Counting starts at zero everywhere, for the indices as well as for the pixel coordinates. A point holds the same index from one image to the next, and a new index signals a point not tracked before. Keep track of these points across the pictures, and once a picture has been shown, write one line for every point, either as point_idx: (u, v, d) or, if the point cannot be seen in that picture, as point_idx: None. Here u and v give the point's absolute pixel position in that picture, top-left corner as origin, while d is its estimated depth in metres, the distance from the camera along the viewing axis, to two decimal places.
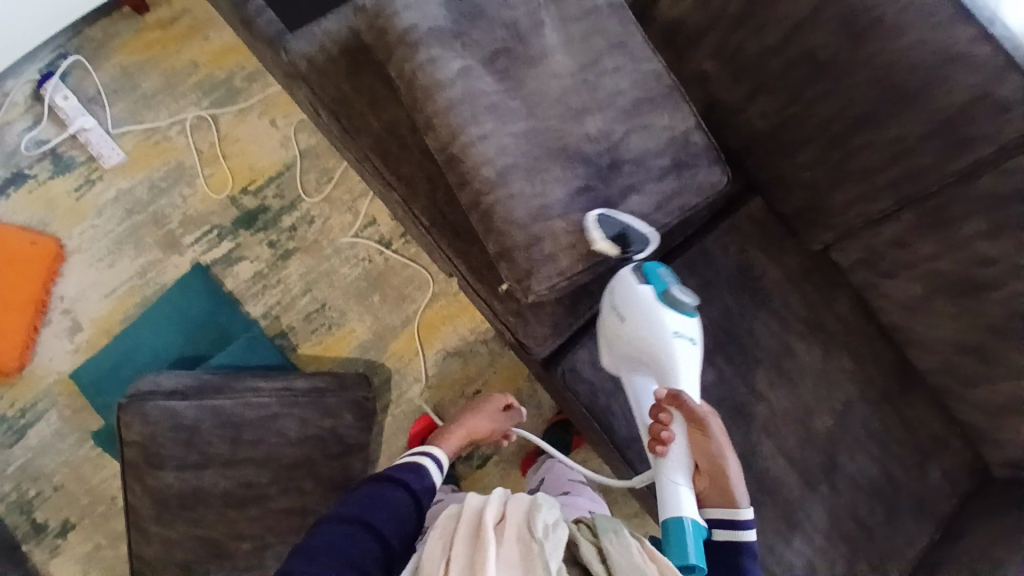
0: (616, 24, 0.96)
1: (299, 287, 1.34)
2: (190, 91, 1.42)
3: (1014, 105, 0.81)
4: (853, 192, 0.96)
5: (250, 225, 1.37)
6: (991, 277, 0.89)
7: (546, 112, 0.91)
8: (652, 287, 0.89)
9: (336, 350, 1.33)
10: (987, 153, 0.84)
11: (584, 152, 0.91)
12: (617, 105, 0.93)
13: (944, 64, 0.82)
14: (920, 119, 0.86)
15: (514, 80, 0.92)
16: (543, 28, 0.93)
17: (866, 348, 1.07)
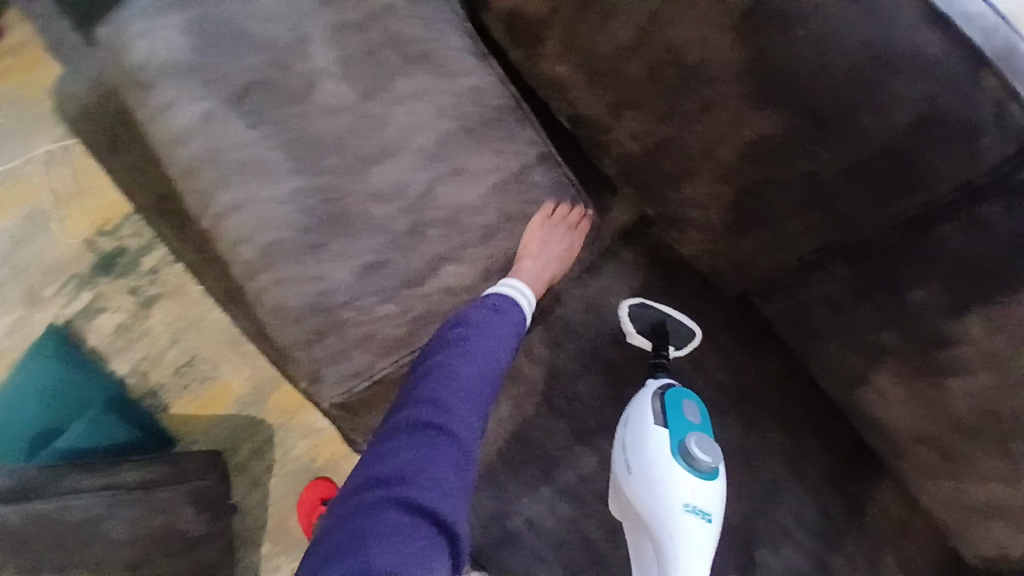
0: (418, 24, 0.73)
1: (166, 338, 1.19)
2: (42, 121, 1.26)
3: (985, 127, 0.52)
4: (761, 239, 0.70)
5: (108, 269, 1.21)
6: (953, 362, 0.64)
7: (317, 165, 0.68)
8: (670, 434, 0.76)
9: (212, 407, 1.18)
10: (939, 199, 0.57)
11: (372, 217, 0.70)
12: (414, 147, 0.71)
13: (868, 68, 0.53)
14: (839, 153, 0.58)
15: (270, 123, 0.66)
16: (310, 45, 0.68)
17: (795, 413, 0.86)
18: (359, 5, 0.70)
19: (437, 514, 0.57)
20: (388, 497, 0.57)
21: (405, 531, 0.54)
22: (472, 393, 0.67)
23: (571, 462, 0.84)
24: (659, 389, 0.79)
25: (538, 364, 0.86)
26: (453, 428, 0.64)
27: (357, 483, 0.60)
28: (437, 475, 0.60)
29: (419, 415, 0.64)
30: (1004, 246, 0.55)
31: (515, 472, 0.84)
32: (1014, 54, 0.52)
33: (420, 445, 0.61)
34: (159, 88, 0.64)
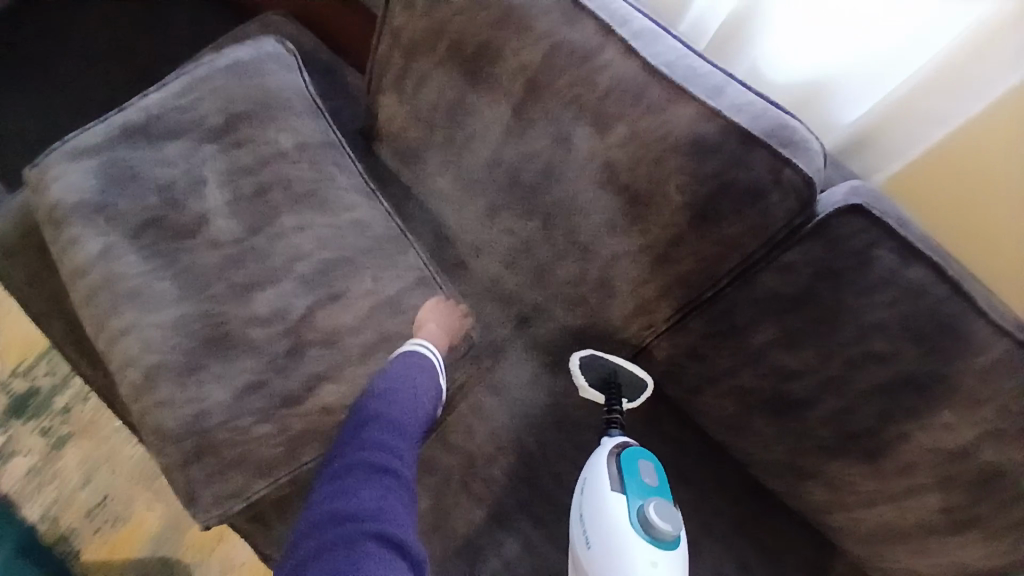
0: (307, 169, 0.84)
1: (78, 478, 1.14)
2: None
3: (767, 187, 0.66)
4: (625, 307, 0.79)
5: (19, 412, 1.17)
6: (803, 393, 0.73)
7: (201, 293, 0.78)
8: (628, 498, 0.74)
9: (123, 549, 1.11)
10: (752, 250, 0.69)
11: (250, 339, 0.77)
12: (294, 274, 0.80)
13: (666, 155, 0.67)
14: (665, 220, 0.70)
15: (162, 256, 0.79)
16: (203, 188, 0.81)
17: (701, 470, 0.90)
18: (253, 152, 0.83)
19: (407, 545, 0.60)
20: (361, 532, 0.59)
21: (387, 564, 0.57)
22: (409, 430, 0.71)
23: (494, 546, 0.84)
24: (614, 452, 0.78)
25: (454, 451, 0.88)
26: (399, 467, 0.67)
27: (317, 525, 0.60)
28: (400, 512, 0.63)
29: (372, 455, 0.66)
30: (807, 282, 0.68)
31: (437, 566, 0.83)
32: (778, 132, 0.67)
33: (377, 484, 0.64)
34: (71, 225, 0.79)
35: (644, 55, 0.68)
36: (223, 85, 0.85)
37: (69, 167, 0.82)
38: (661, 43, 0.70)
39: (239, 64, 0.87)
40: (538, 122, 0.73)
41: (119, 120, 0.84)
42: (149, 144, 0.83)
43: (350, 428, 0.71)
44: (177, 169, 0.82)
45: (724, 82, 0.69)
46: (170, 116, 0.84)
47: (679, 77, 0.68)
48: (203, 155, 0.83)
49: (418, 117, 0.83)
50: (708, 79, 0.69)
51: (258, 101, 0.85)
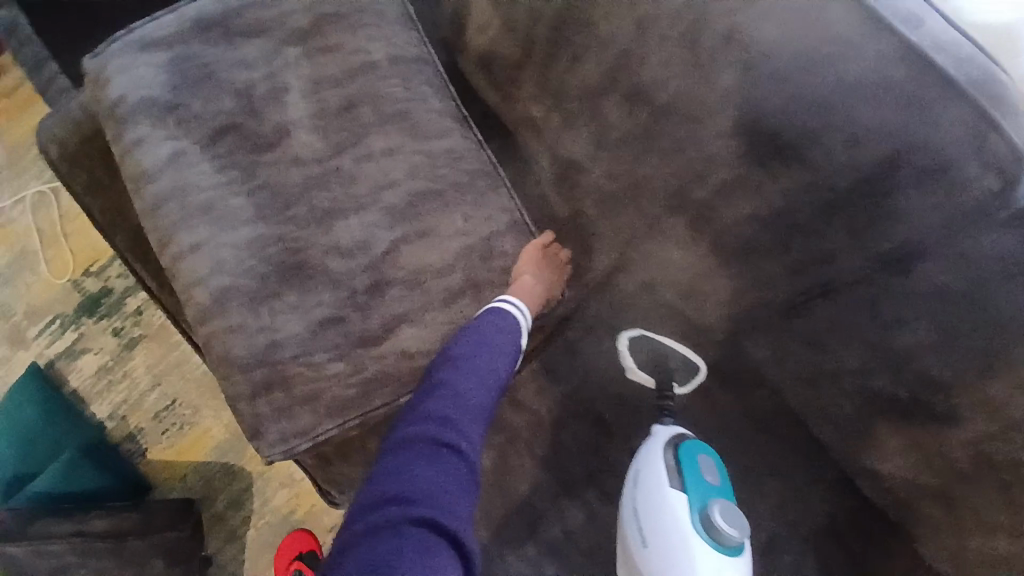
0: (399, 86, 0.75)
1: (147, 381, 1.17)
2: (33, 166, 1.28)
3: (961, 155, 0.51)
4: (739, 280, 0.67)
5: (92, 312, 1.20)
6: (949, 408, 0.60)
7: (279, 213, 0.70)
8: (688, 498, 0.67)
9: (191, 453, 1.14)
10: (921, 236, 0.55)
11: (331, 270, 0.70)
12: (382, 203, 0.72)
13: (828, 104, 0.53)
14: (812, 186, 0.56)
15: (238, 166, 0.71)
16: (285, 96, 0.73)
17: (793, 464, 0.80)
18: (342, 62, 0.74)
19: (460, 536, 0.53)
20: (409, 515, 0.52)
21: (434, 554, 0.50)
22: (477, 404, 0.64)
23: (557, 514, 0.79)
24: (669, 445, 0.70)
25: (522, 410, 0.83)
26: (464, 445, 0.60)
27: (365, 501, 0.55)
28: (458, 496, 0.56)
29: (434, 428, 0.60)
30: (986, 281, 0.54)
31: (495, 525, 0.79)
32: (986, 85, 0.52)
33: (435, 462, 0.57)
34: (133, 127, 0.72)
35: None
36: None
37: (133, 60, 0.73)
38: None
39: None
40: (667, 50, 0.60)
41: (191, 10, 0.74)
42: (224, 40, 0.73)
43: (416, 396, 0.65)
44: (258, 72, 0.73)
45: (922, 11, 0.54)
46: (249, 10, 0.74)
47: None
48: (284, 59, 0.73)
49: (516, 32, 0.71)
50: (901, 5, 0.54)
51: (345, 6, 0.75)
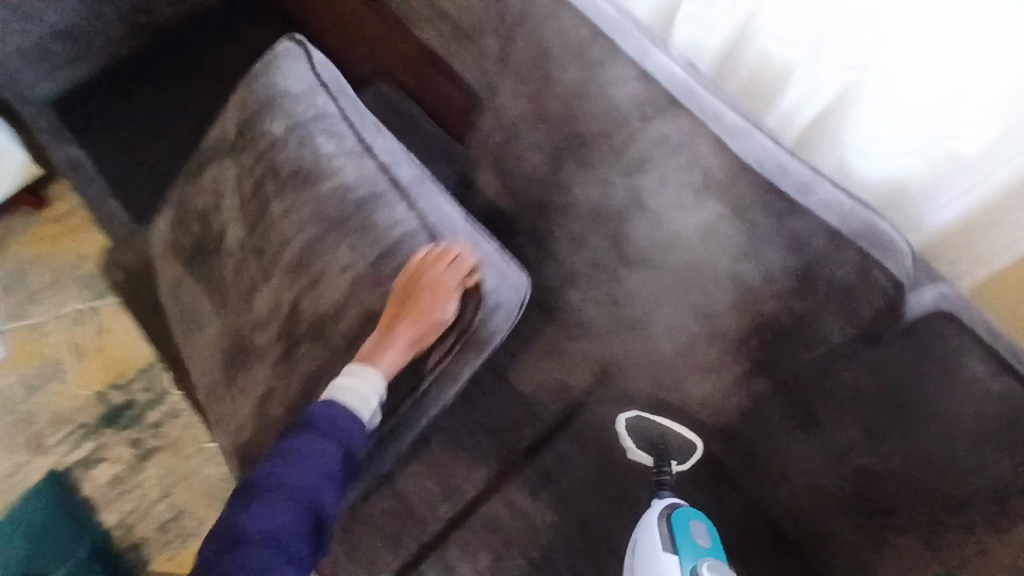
0: (296, 149, 0.82)
1: (157, 491, 1.24)
2: (77, 284, 1.43)
3: (853, 284, 0.65)
4: (705, 385, 0.81)
5: (113, 422, 1.29)
6: (881, 493, 0.72)
7: (222, 304, 0.87)
8: (681, 559, 0.73)
9: (190, 566, 1.19)
10: (837, 347, 0.69)
11: (255, 344, 0.84)
12: (282, 263, 0.81)
13: (750, 248, 0.69)
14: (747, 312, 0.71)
15: (200, 279, 0.90)
16: (220, 201, 0.88)
17: (762, 561, 0.87)
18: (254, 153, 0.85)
19: None
20: None
21: None
22: (300, 480, 0.68)
23: None
24: (663, 515, 0.78)
25: (513, 512, 0.89)
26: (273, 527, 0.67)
27: None
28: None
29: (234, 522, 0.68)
30: (892, 386, 0.67)
31: None
32: (869, 233, 0.66)
33: (257, 557, 0.65)
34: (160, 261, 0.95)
35: (734, 148, 0.69)
36: (285, 90, 0.85)
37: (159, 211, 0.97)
38: (751, 139, 0.70)
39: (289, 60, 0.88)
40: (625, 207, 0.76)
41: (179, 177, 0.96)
42: (189, 180, 0.93)
43: (252, 484, 0.70)
44: (251, 185, 0.85)
45: (812, 176, 0.69)
46: (203, 150, 0.93)
47: (767, 172, 0.67)
48: (222, 168, 0.89)
49: (512, 188, 0.89)
50: (791, 175, 0.68)
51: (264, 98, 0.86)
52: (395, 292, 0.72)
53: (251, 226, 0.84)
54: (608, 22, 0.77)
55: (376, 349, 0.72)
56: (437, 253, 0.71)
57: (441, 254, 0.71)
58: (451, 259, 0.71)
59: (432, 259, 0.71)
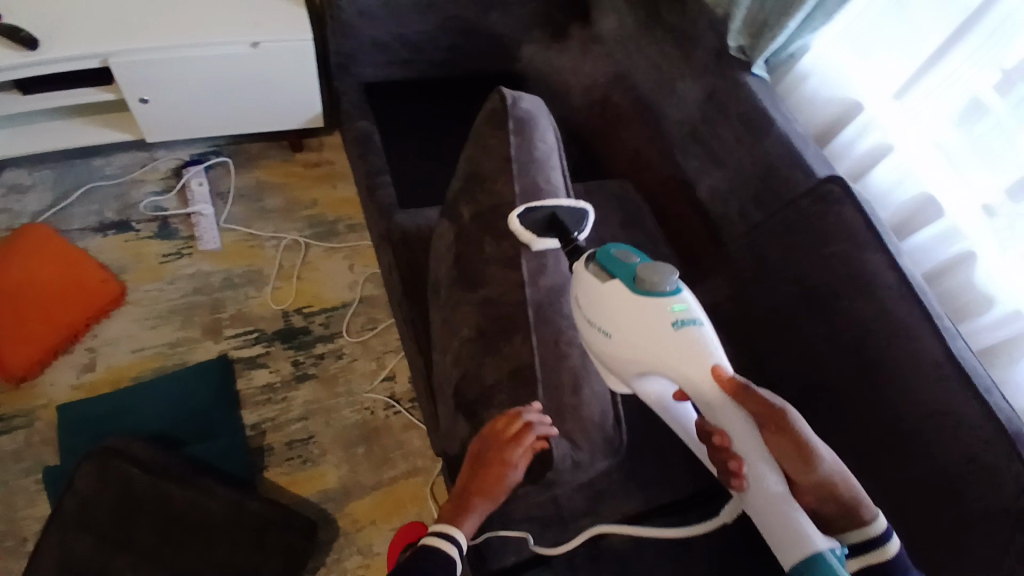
0: (491, 207, 0.88)
1: (298, 411, 1.40)
2: (299, 220, 1.63)
3: (1007, 480, 0.83)
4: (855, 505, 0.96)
5: (287, 340, 1.47)
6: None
7: (437, 309, 0.99)
8: (621, 281, 0.79)
9: (300, 487, 1.32)
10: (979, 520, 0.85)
11: (446, 366, 0.93)
12: (474, 304, 0.86)
13: (940, 418, 0.89)
14: (916, 467, 0.91)
15: (433, 290, 1.03)
16: (443, 233, 0.99)
17: None
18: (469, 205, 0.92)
19: None
20: None
21: None
22: None
23: None
24: (586, 261, 0.82)
25: (637, 559, 0.99)
26: None
27: None
28: None
29: None
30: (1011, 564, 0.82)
31: None
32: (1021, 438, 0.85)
33: None
34: (398, 245, 1.20)
35: (950, 346, 0.90)
36: (515, 155, 0.88)
37: (419, 211, 1.24)
38: (958, 344, 0.91)
39: (524, 128, 0.91)
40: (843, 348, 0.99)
41: (429, 214, 1.24)
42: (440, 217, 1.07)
43: None
44: (489, 201, 0.88)
45: (993, 387, 0.90)
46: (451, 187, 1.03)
47: (968, 370, 0.88)
48: (442, 219, 1.01)
49: None
50: (984, 381, 0.89)
51: (477, 167, 0.93)
52: (468, 461, 0.77)
53: (464, 249, 0.90)
54: (883, 231, 1.00)
55: (452, 519, 0.76)
56: (509, 429, 0.74)
57: (509, 433, 0.74)
58: (518, 432, 0.74)
59: (500, 438, 0.73)
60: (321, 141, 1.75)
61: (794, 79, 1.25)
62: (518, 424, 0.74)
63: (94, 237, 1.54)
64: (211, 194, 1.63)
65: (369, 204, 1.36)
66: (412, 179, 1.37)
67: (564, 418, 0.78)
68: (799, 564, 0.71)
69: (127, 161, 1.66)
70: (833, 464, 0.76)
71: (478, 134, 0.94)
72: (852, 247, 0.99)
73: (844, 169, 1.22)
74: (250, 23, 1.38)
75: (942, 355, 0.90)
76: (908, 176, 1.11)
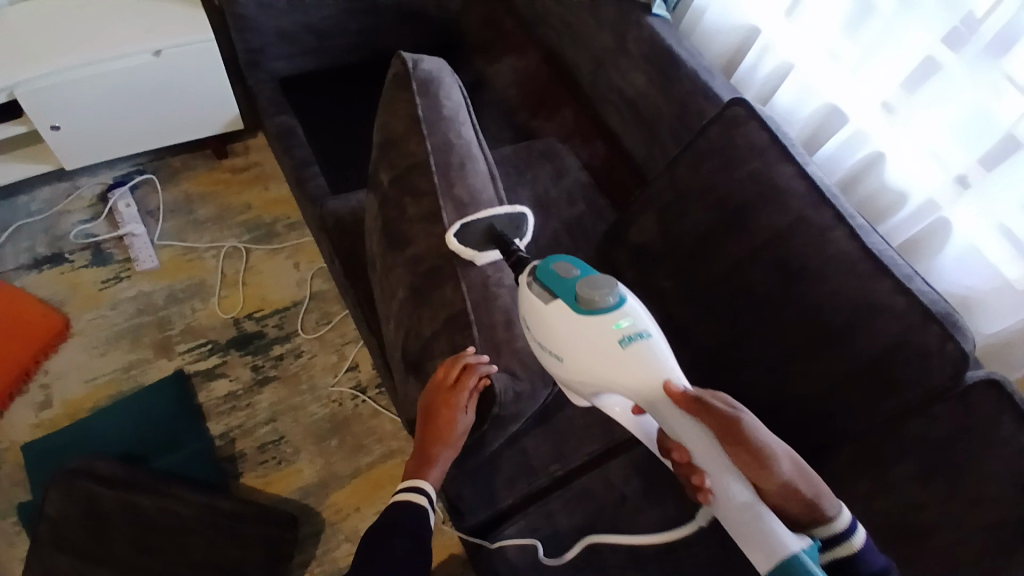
0: (407, 171, 0.89)
1: (265, 414, 1.39)
2: (236, 226, 1.60)
3: (932, 351, 0.88)
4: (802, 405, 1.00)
5: (242, 347, 1.46)
6: (927, 523, 0.88)
7: (376, 283, 1.00)
8: (565, 300, 0.77)
9: (278, 487, 1.32)
10: (913, 398, 0.90)
11: (392, 335, 0.94)
12: (405, 269, 0.87)
13: (860, 308, 0.92)
14: (849, 359, 0.93)
15: (371, 266, 1.03)
16: (369, 207, 0.99)
17: None
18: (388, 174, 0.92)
19: None
20: None
21: None
22: None
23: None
24: (529, 278, 0.79)
25: (610, 492, 1.02)
26: None
27: None
28: None
29: None
30: (946, 430, 0.87)
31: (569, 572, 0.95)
32: (947, 319, 0.90)
33: None
34: (332, 230, 1.20)
35: (863, 241, 0.95)
36: (424, 115, 0.89)
37: (350, 195, 1.24)
38: (871, 238, 0.96)
39: (429, 89, 0.92)
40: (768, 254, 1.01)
41: (360, 197, 1.23)
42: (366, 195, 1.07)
43: None
44: (406, 163, 0.89)
45: (909, 271, 0.95)
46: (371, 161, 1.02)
47: (883, 260, 0.93)
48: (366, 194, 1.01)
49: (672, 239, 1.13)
50: (902, 269, 0.94)
51: (390, 136, 0.93)
52: (420, 416, 0.80)
53: (389, 217, 0.90)
54: (785, 139, 1.06)
55: (419, 472, 0.83)
56: (449, 376, 0.76)
57: (451, 378, 0.76)
58: (458, 377, 0.76)
59: (444, 385, 0.76)
60: (246, 145, 1.72)
61: (693, 15, 1.31)
62: (458, 369, 0.77)
63: (29, 274, 1.49)
64: (141, 214, 1.59)
65: (300, 196, 1.35)
66: (339, 165, 1.37)
67: (500, 352, 0.81)
68: (775, 573, 0.69)
69: (51, 193, 1.60)
70: (791, 466, 0.76)
71: (387, 104, 0.94)
72: (764, 162, 1.02)
73: (750, 96, 1.27)
74: (147, 32, 1.34)
75: (858, 250, 0.94)
76: (807, 88, 1.16)
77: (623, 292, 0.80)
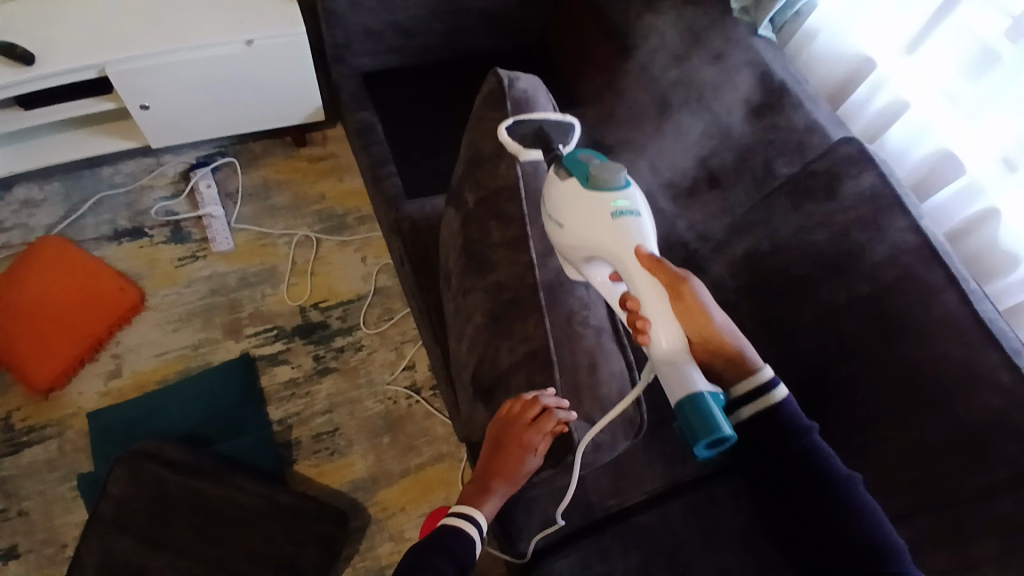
0: (495, 191, 0.87)
1: (322, 405, 1.42)
2: (308, 216, 1.63)
3: None
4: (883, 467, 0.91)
5: (306, 335, 1.49)
6: None
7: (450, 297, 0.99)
8: (577, 178, 0.80)
9: (330, 477, 1.35)
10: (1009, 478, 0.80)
11: (462, 353, 0.93)
12: (484, 290, 0.85)
13: (970, 379, 0.85)
14: (942, 428, 0.86)
15: (445, 277, 1.03)
16: (451, 220, 0.99)
17: None
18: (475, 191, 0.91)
19: None
20: None
21: None
22: None
23: None
24: (555, 167, 0.83)
25: (666, 533, 0.99)
26: None
27: None
28: None
29: None
30: None
31: None
32: None
33: None
34: (407, 233, 1.20)
35: (975, 307, 0.87)
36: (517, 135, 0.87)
37: (426, 199, 1.24)
38: (982, 305, 0.89)
39: (522, 109, 0.90)
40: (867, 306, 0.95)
41: (437, 202, 1.23)
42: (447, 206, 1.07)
43: None
44: (494, 182, 0.87)
45: (1020, 345, 0.87)
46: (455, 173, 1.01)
47: (994, 331, 0.85)
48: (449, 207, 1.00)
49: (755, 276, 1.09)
50: (1012, 342, 0.86)
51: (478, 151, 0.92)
52: (487, 441, 0.80)
53: (472, 235, 0.89)
54: (899, 189, 0.98)
55: (475, 499, 0.82)
56: (527, 413, 0.75)
57: (528, 417, 0.74)
58: (535, 417, 0.74)
59: (520, 420, 0.75)
60: (324, 135, 1.75)
61: (804, 37, 1.24)
62: (537, 409, 0.75)
63: (109, 245, 1.56)
64: (220, 195, 1.64)
65: (375, 194, 1.36)
66: (417, 167, 1.37)
67: (582, 399, 0.78)
68: (682, 404, 0.74)
69: (135, 168, 1.67)
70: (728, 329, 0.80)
71: (478, 118, 0.93)
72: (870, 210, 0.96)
73: (857, 130, 1.19)
74: (240, 22, 1.37)
75: (970, 316, 0.87)
76: (924, 130, 1.08)
77: (629, 179, 0.82)
